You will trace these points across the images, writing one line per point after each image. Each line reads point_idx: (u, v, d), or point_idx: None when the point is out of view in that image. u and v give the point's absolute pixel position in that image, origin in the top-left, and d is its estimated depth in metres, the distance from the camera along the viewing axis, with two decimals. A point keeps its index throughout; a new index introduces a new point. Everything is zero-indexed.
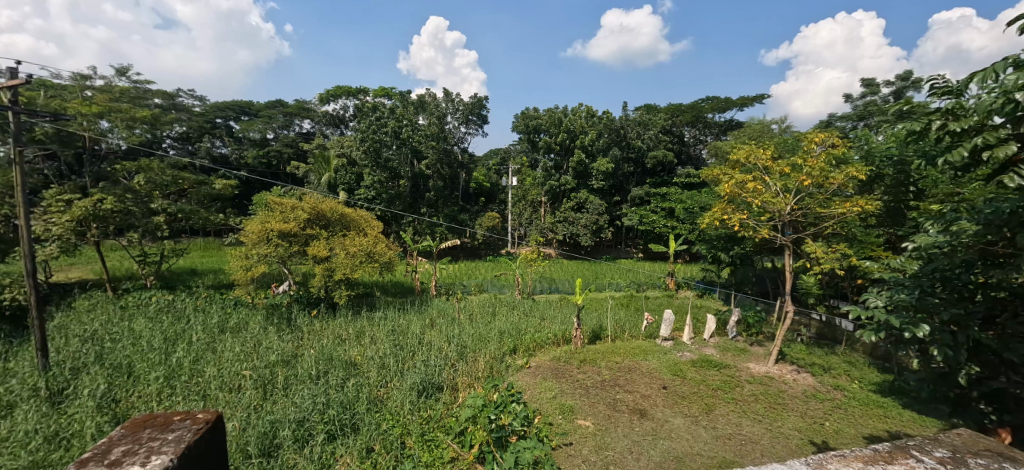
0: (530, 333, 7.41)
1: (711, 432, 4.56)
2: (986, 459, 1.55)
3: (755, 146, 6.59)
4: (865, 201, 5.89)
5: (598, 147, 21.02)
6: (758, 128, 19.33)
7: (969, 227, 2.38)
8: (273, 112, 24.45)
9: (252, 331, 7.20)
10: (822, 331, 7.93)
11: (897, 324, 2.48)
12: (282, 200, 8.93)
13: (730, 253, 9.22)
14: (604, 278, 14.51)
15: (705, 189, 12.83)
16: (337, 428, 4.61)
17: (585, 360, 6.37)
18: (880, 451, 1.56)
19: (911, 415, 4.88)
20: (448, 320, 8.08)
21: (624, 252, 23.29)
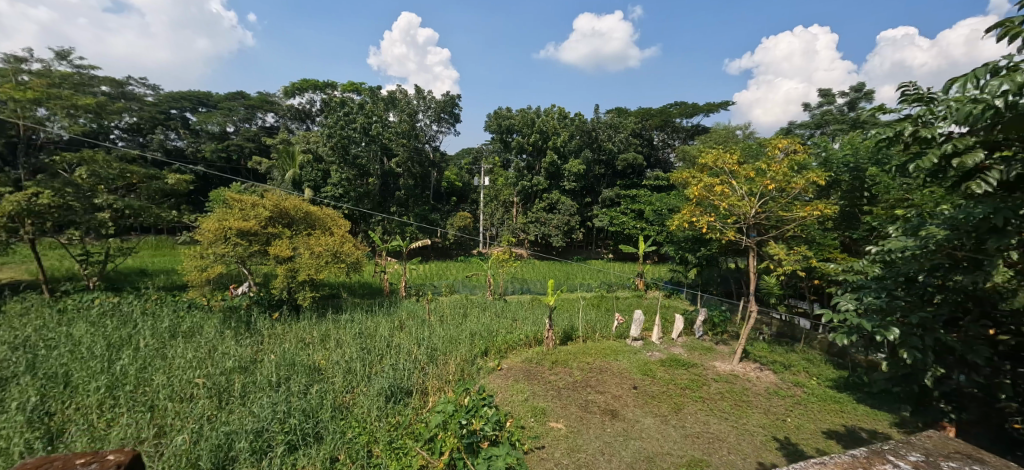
0: (503, 335, 7.36)
1: (680, 430, 4.65)
2: (955, 461, 1.87)
3: (722, 151, 6.86)
4: (823, 205, 6.17)
5: (569, 149, 21.26)
6: (723, 134, 20.00)
7: (937, 231, 2.42)
8: (233, 105, 23.37)
9: (207, 335, 6.81)
10: (782, 329, 8.26)
11: (869, 328, 2.46)
12: (241, 196, 8.49)
13: (697, 255, 9.48)
14: (577, 279, 14.62)
15: (674, 192, 13.15)
16: (298, 437, 4.41)
17: (557, 362, 6.37)
18: (862, 455, 1.90)
19: (865, 410, 5.14)
20: (418, 321, 7.92)
21: (594, 253, 23.64)
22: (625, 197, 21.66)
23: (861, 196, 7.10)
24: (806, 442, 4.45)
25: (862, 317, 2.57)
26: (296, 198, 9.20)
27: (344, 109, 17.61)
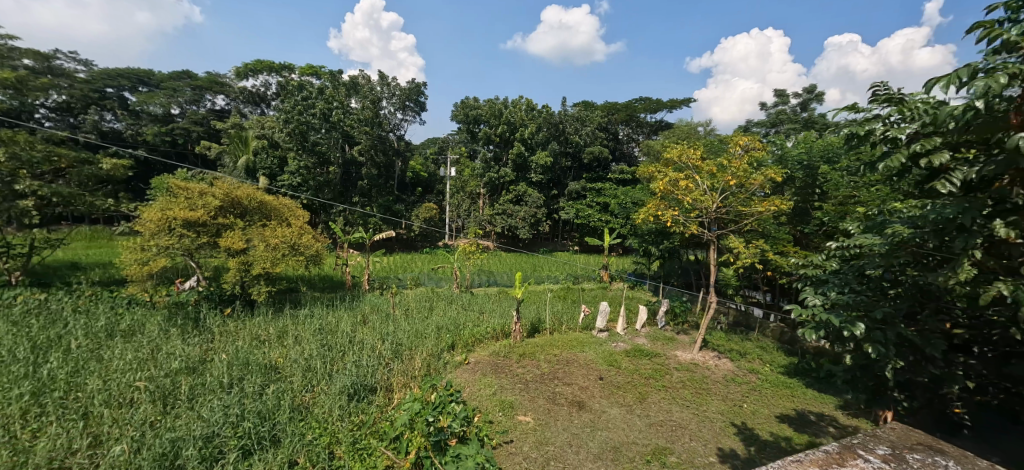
0: (469, 328, 7.29)
1: (645, 419, 4.78)
2: (917, 454, 2.18)
3: (686, 146, 6.95)
4: (780, 201, 6.47)
5: (535, 142, 21.33)
6: (685, 130, 20.59)
7: (902, 229, 2.52)
8: (177, 85, 21.81)
9: (149, 334, 6.34)
10: (738, 319, 8.66)
11: (836, 323, 2.58)
12: (187, 184, 7.90)
13: (659, 247, 9.77)
14: (545, 270, 14.77)
15: (639, 185, 13.42)
16: (253, 442, 4.17)
17: (525, 355, 6.38)
18: (835, 452, 2.17)
19: (812, 394, 5.46)
20: (382, 316, 7.71)
21: (560, 245, 23.93)
22: (589, 190, 22.01)
23: (813, 193, 7.60)
24: (760, 425, 4.69)
25: (829, 312, 2.73)
26: (249, 187, 8.69)
27: (301, 94, 16.76)
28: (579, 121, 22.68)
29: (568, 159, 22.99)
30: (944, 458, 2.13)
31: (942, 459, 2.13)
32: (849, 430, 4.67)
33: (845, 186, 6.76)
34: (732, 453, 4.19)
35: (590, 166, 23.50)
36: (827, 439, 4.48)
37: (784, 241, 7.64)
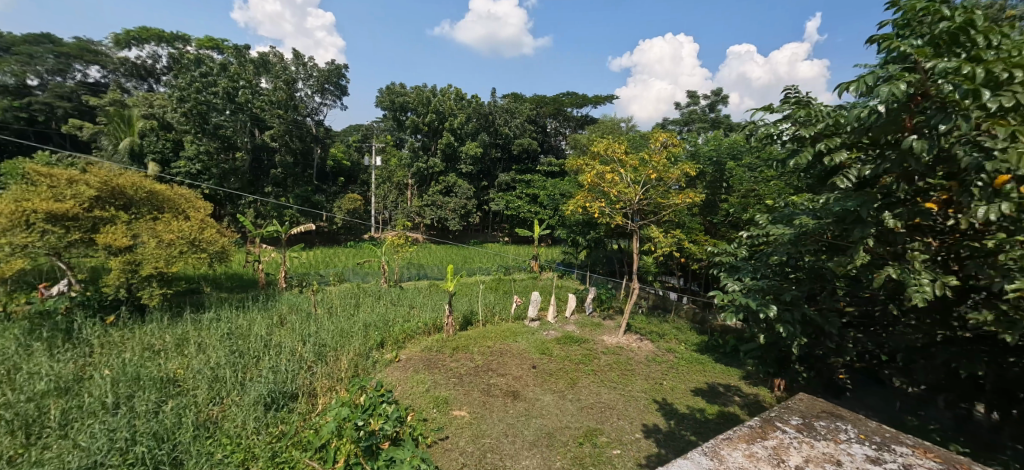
0: (399, 324, 7.05)
1: (576, 403, 4.98)
2: (824, 420, 2.36)
3: (612, 141, 7.38)
4: (694, 193, 7.04)
5: (464, 132, 21.02)
6: (610, 124, 21.43)
7: (807, 221, 2.84)
8: (38, 51, 18.42)
9: (4, 351, 5.26)
10: (657, 302, 9.29)
11: (753, 306, 2.84)
12: (54, 170, 6.69)
13: (586, 237, 10.27)
14: (477, 262, 14.74)
15: (569, 177, 13.85)
16: (150, 467, 3.64)
17: (459, 349, 6.32)
18: (759, 428, 2.28)
19: (719, 368, 6.05)
20: (302, 315, 7.14)
21: (492, 237, 24.05)
22: (519, 181, 22.12)
23: (720, 187, 8.57)
24: (677, 401, 5.11)
25: (746, 296, 3.01)
26: (135, 174, 7.58)
27: (199, 70, 14.91)
28: (508, 113, 22.64)
29: (498, 150, 22.87)
30: (844, 423, 2.32)
31: (845, 422, 2.33)
32: (750, 397, 5.28)
33: (748, 181, 7.49)
34: (655, 428, 4.53)
35: (519, 157, 23.59)
36: (734, 407, 5.01)
37: (696, 231, 8.36)
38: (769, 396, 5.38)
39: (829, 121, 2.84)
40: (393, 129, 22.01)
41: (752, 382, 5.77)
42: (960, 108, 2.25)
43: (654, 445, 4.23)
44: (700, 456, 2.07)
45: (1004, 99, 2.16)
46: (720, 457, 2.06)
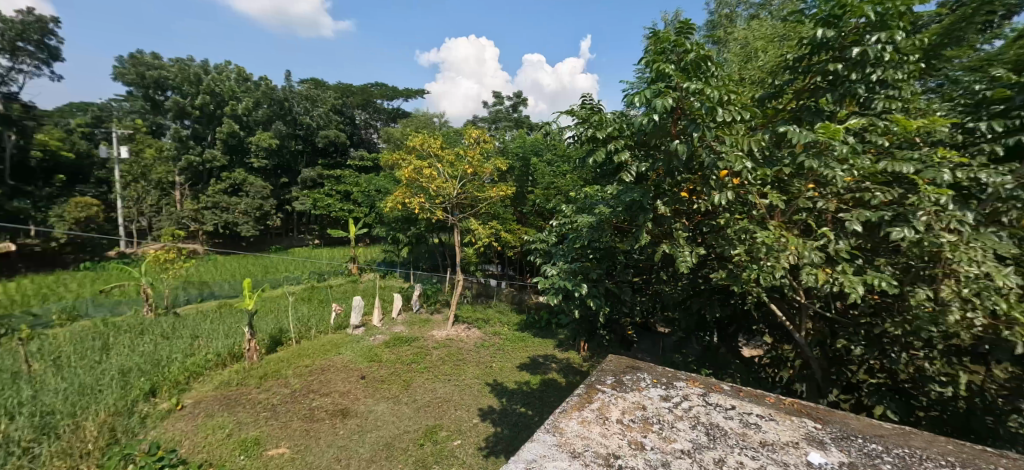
0: (178, 360, 6.19)
1: (412, 405, 5.27)
2: (630, 373, 2.48)
3: (427, 135, 7.70)
4: (505, 186, 7.87)
5: (257, 120, 18.80)
6: (424, 119, 21.50)
7: (603, 210, 3.16)
8: None
9: None
10: (479, 291, 10.41)
11: (569, 286, 3.12)
12: None
13: (406, 234, 10.58)
14: (280, 271, 13.26)
15: (386, 173, 13.59)
16: None
17: (272, 375, 6.12)
18: (582, 397, 2.26)
19: (537, 342, 7.33)
20: (8, 381, 5.28)
21: (297, 240, 21.86)
22: (328, 176, 20.29)
23: (527, 179, 9.36)
24: (506, 379, 5.97)
25: (563, 278, 3.28)
26: None
27: None
28: (310, 101, 20.43)
29: (298, 142, 20.34)
30: (643, 371, 2.49)
31: (645, 372, 2.49)
32: (562, 361, 6.57)
33: (548, 175, 8.62)
34: (490, 409, 5.15)
35: (326, 150, 21.54)
36: (552, 373, 6.17)
37: (510, 221, 9.03)
38: (576, 357, 6.72)
39: (614, 122, 3.14)
40: (143, 113, 17.58)
41: (563, 348, 7.16)
42: (703, 119, 2.65)
43: (490, 425, 4.79)
44: (542, 436, 2.01)
45: (727, 114, 2.62)
46: (559, 431, 2.05)
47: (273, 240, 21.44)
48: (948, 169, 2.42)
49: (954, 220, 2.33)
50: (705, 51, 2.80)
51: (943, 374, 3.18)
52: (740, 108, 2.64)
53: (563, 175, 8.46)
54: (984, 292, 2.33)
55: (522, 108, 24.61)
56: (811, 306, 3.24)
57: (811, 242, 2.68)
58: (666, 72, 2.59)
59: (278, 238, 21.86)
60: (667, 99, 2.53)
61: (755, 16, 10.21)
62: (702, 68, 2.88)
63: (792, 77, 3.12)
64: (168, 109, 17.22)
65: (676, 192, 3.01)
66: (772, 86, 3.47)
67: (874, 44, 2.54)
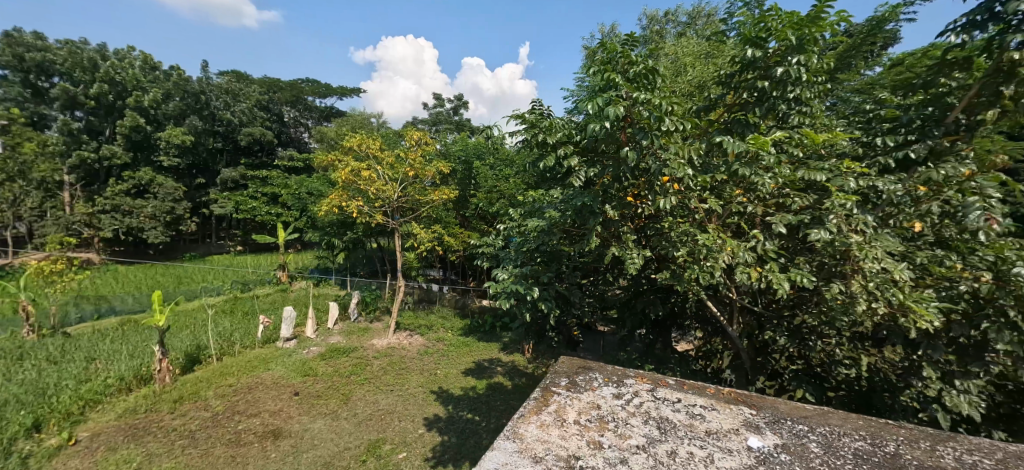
0: (69, 388, 5.45)
1: (352, 420, 5.06)
2: (583, 374, 2.55)
3: (365, 136, 7.49)
4: (447, 190, 7.86)
5: (167, 113, 17.06)
6: (360, 120, 20.86)
7: (554, 213, 3.25)
8: None
9: None
10: (421, 296, 10.32)
11: (521, 290, 3.19)
12: None
13: (342, 238, 10.26)
14: (194, 283, 12.15)
15: (319, 174, 12.99)
16: None
17: (189, 397, 5.59)
18: (540, 401, 2.30)
19: (482, 345, 7.40)
20: None
21: (217, 246, 20.15)
22: (253, 177, 18.93)
23: (469, 183, 9.35)
24: (451, 385, 5.92)
25: (514, 282, 3.34)
26: None
27: None
28: (230, 95, 19.03)
29: (218, 139, 18.87)
30: (595, 371, 2.58)
31: (596, 371, 2.58)
32: (508, 364, 6.65)
33: (490, 178, 8.65)
34: (436, 417, 5.08)
35: (249, 149, 20.18)
36: (497, 377, 6.20)
37: (452, 225, 8.95)
38: (522, 359, 6.81)
39: (564, 128, 3.24)
40: (21, 101, 15.35)
41: (508, 351, 7.25)
42: (650, 127, 2.81)
43: (437, 435, 4.72)
44: (503, 442, 2.03)
45: (671, 122, 2.78)
46: (520, 436, 2.07)
47: (186, 247, 19.48)
48: (853, 178, 2.79)
49: (860, 222, 2.67)
50: (650, 63, 2.96)
51: (849, 358, 3.62)
52: (682, 118, 2.83)
53: (506, 179, 8.56)
54: (884, 284, 2.71)
55: (462, 113, 25.33)
56: (741, 301, 3.53)
57: (744, 243, 2.93)
58: (617, 80, 2.69)
59: (192, 245, 19.93)
60: (618, 106, 2.65)
61: (682, 34, 11.02)
62: (647, 79, 3.04)
63: (724, 92, 3.41)
64: (56, 98, 15.07)
65: (623, 197, 3.15)
66: (705, 101, 3.76)
67: (794, 64, 2.84)
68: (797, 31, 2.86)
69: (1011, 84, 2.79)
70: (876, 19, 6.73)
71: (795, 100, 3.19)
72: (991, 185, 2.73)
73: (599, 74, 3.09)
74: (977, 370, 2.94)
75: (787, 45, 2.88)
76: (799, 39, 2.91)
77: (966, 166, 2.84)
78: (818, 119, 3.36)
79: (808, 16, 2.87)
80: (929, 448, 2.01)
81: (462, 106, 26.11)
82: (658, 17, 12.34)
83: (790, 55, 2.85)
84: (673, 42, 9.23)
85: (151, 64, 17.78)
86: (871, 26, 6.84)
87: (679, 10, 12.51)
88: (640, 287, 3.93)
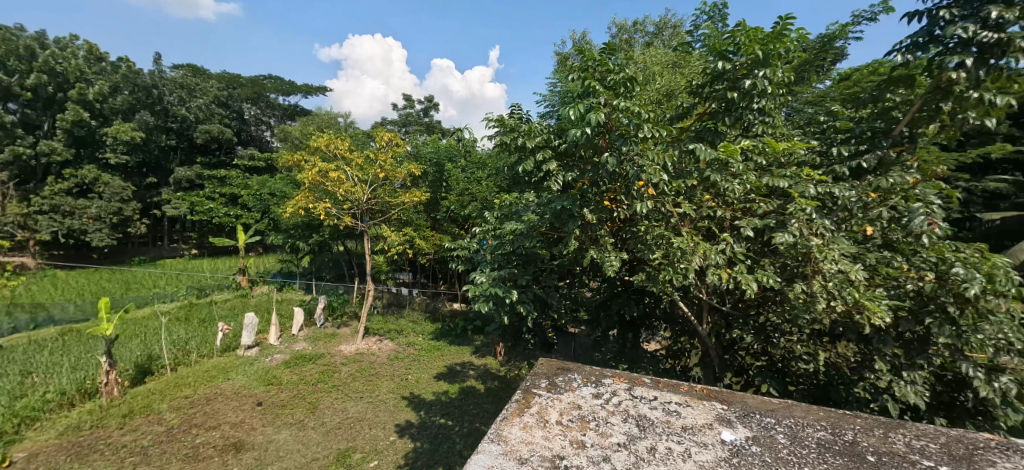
0: (7, 403, 5.17)
1: (320, 429, 5.00)
2: (562, 375, 2.61)
3: (333, 136, 7.51)
4: (418, 192, 7.96)
5: (115, 108, 16.14)
6: (326, 120, 20.51)
7: (532, 218, 3.41)
8: None
9: None
10: (390, 300, 10.34)
11: (500, 292, 3.31)
12: None
13: (308, 241, 10.15)
14: (144, 290, 11.63)
15: (283, 176, 12.72)
16: None
17: (140, 411, 5.36)
18: (522, 402, 2.33)
19: (453, 350, 7.54)
20: None
21: (168, 250, 19.12)
22: (209, 176, 18.26)
23: (441, 185, 9.27)
24: (423, 391, 5.98)
25: (493, 285, 3.45)
26: None
27: None
28: (186, 90, 18.43)
29: (172, 136, 18.46)
30: (573, 372, 2.63)
31: (575, 372, 2.64)
32: (480, 368, 6.79)
33: (462, 181, 8.66)
34: (408, 423, 5.12)
35: (207, 147, 19.57)
36: (469, 381, 6.33)
37: (423, 228, 8.95)
38: (494, 362, 6.95)
39: (541, 134, 3.37)
40: None
41: (479, 354, 7.40)
42: (628, 134, 2.95)
43: (408, 441, 4.74)
44: (488, 445, 2.04)
45: (650, 130, 2.91)
46: (504, 439, 2.09)
47: (135, 251, 18.39)
48: (812, 185, 3.05)
49: (819, 225, 2.91)
50: (628, 72, 3.10)
51: (808, 354, 3.88)
52: (658, 126, 2.97)
53: (478, 182, 8.59)
54: (841, 284, 2.96)
55: (430, 115, 25.48)
56: (710, 300, 3.72)
57: (715, 246, 3.10)
58: (597, 89, 2.83)
59: (142, 248, 18.86)
60: (599, 113, 2.76)
61: (648, 44, 11.46)
62: (627, 88, 3.16)
63: (697, 101, 3.63)
64: None
65: (601, 200, 3.26)
66: (678, 109, 3.99)
67: (762, 77, 3.06)
68: (763, 47, 3.07)
69: (947, 101, 3.25)
70: (826, 37, 7.27)
71: (759, 111, 3.43)
72: (931, 193, 3.15)
73: (577, 81, 3.21)
74: (921, 362, 3.24)
75: (754, 59, 3.09)
76: (766, 54, 3.13)
77: (911, 176, 3.16)
78: (779, 129, 3.60)
79: (772, 33, 3.10)
80: (882, 435, 2.17)
81: (432, 109, 26.30)
82: (627, 26, 12.70)
83: (757, 69, 3.07)
84: (642, 51, 9.60)
85: (97, 56, 16.76)
86: (823, 43, 7.37)
87: (647, 21, 12.94)
88: (615, 289, 4.14)
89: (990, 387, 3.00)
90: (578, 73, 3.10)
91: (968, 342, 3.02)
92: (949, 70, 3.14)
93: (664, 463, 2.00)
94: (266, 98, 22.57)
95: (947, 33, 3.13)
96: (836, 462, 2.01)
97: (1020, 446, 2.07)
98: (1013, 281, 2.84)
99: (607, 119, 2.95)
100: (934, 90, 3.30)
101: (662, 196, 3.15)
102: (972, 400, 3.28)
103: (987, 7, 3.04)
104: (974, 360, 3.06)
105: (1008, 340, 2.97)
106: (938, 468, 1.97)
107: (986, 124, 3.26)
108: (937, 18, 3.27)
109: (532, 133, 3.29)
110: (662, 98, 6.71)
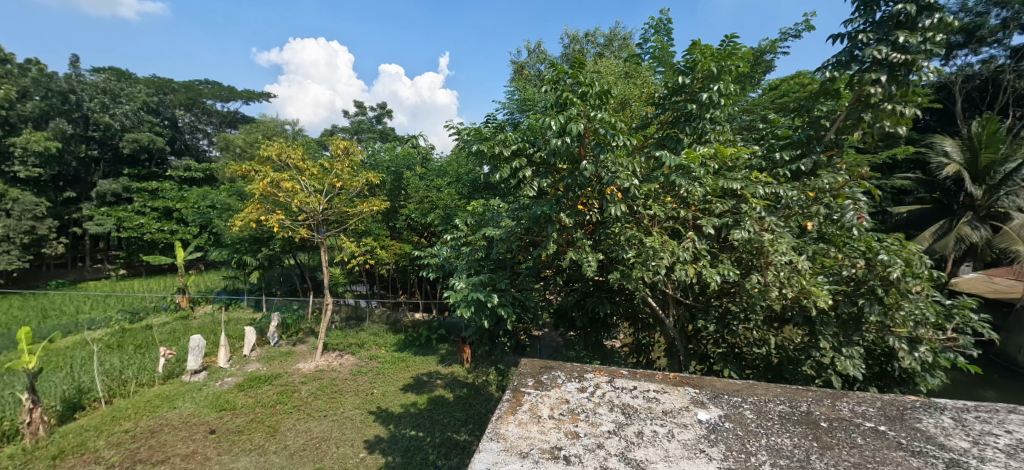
0: None
1: (284, 452, 5.11)
2: (550, 374, 2.71)
3: (284, 145, 7.37)
4: (377, 200, 8.16)
5: (25, 115, 14.67)
6: (270, 126, 19.60)
7: (508, 224, 3.81)
8: None
9: None
10: (349, 313, 10.20)
11: (480, 298, 3.66)
12: None
13: (257, 255, 9.72)
14: (66, 317, 10.59)
15: (228, 187, 12.16)
16: None
17: (73, 450, 5.21)
18: (512, 402, 2.45)
19: (418, 360, 7.75)
20: None
21: (90, 271, 17.59)
22: (139, 190, 17.49)
23: (400, 193, 9.16)
24: (390, 403, 6.22)
25: (473, 291, 3.78)
26: None
27: None
28: (109, 96, 17.19)
29: (93, 145, 16.95)
30: (557, 370, 2.75)
31: (559, 370, 2.75)
32: (448, 376, 7.08)
33: (421, 187, 8.63)
34: (378, 438, 5.32)
35: (132, 158, 18.38)
36: (437, 390, 6.62)
37: (383, 236, 8.91)
38: (461, 369, 7.34)
39: (518, 147, 3.70)
40: None
41: (445, 363, 7.67)
42: (608, 144, 3.28)
43: (380, 456, 4.97)
44: (488, 444, 2.16)
45: (624, 141, 3.25)
46: (502, 436, 2.21)
47: (51, 275, 16.48)
48: (761, 187, 3.52)
49: (769, 222, 3.42)
50: (599, 85, 3.38)
51: (760, 339, 4.36)
52: (631, 136, 3.32)
53: (438, 189, 8.59)
54: (789, 273, 3.44)
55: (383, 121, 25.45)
56: (676, 294, 4.14)
57: (682, 244, 3.49)
58: (574, 102, 3.13)
59: (59, 271, 16.95)
60: (578, 124, 3.07)
61: (601, 55, 12.07)
62: (602, 99, 3.47)
63: (661, 111, 4.09)
64: None
65: (576, 205, 3.63)
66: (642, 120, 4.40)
67: (715, 91, 3.54)
68: (715, 65, 3.57)
69: (865, 111, 3.92)
70: (758, 53, 8.18)
71: (712, 123, 3.92)
72: (859, 191, 3.71)
73: (551, 92, 3.50)
74: (856, 338, 3.77)
75: (709, 74, 3.56)
76: (718, 71, 3.60)
77: (841, 178, 3.81)
78: (723, 137, 4.11)
79: (721, 54, 3.60)
80: (831, 404, 2.45)
81: (385, 115, 26.01)
82: (579, 37, 13.26)
83: (712, 83, 3.53)
84: (597, 61, 10.21)
85: None
86: (756, 59, 8.30)
87: (597, 32, 13.62)
88: (589, 289, 4.49)
89: (912, 356, 3.58)
90: (559, 81, 3.40)
91: (893, 319, 3.61)
92: (869, 85, 3.79)
93: (652, 444, 2.16)
94: (203, 105, 23.12)
95: (866, 54, 3.78)
96: (797, 430, 2.25)
97: (937, 404, 2.43)
98: (924, 264, 3.52)
99: (586, 131, 3.25)
100: (857, 102, 3.96)
101: (630, 202, 3.45)
102: (897, 369, 3.83)
103: (897, 33, 3.66)
104: (897, 334, 3.66)
105: (924, 315, 3.54)
106: (878, 427, 2.27)
107: (897, 131, 3.94)
108: (858, 41, 3.94)
109: (510, 143, 3.57)
110: (618, 106, 7.32)
